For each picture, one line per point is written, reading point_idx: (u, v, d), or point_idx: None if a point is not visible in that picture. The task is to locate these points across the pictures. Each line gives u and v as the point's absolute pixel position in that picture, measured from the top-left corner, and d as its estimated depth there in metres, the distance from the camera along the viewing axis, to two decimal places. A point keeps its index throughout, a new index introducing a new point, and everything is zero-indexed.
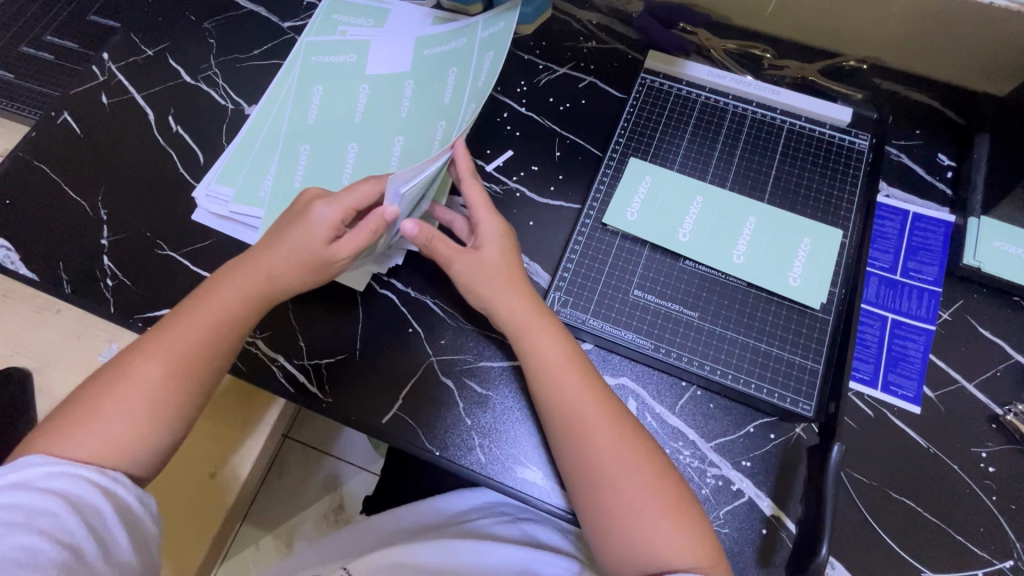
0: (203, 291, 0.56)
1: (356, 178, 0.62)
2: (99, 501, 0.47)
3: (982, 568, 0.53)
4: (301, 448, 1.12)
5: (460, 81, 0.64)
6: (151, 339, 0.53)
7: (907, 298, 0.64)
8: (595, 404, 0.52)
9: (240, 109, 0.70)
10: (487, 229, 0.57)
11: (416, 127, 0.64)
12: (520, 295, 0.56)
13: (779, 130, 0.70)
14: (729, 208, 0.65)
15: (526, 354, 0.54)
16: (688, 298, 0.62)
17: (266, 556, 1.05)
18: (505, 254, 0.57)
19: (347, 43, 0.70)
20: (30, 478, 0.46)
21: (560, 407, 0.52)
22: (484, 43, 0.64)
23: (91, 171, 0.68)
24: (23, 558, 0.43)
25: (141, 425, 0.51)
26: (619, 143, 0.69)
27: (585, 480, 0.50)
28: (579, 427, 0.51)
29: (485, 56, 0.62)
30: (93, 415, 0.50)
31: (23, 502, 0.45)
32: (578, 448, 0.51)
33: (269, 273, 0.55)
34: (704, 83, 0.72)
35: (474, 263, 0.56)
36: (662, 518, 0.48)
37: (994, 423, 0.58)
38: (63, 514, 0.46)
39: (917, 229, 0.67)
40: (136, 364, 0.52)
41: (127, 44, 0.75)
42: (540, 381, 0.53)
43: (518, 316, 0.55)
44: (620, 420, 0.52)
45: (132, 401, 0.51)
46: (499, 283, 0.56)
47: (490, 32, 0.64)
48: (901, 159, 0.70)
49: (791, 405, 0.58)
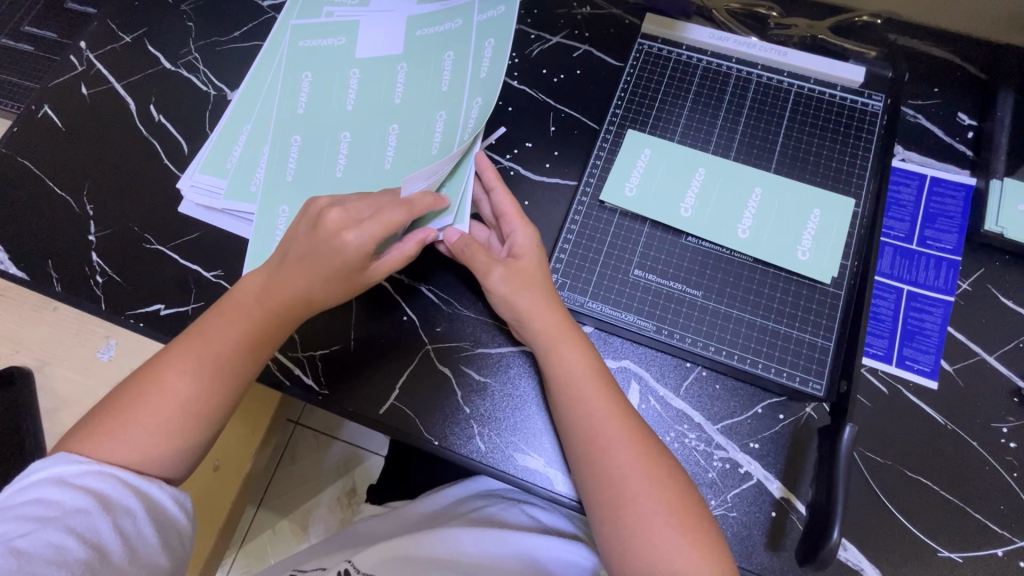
0: (225, 304, 0.54)
1: (351, 170, 0.59)
2: (129, 500, 0.47)
3: (1002, 546, 0.51)
4: (312, 434, 1.13)
5: (456, 66, 0.61)
6: (173, 353, 0.52)
7: (923, 268, 0.60)
8: (622, 422, 0.50)
9: (222, 95, 0.68)
10: (523, 239, 0.56)
11: (408, 114, 0.60)
12: (545, 305, 0.54)
13: (787, 94, 0.66)
14: (738, 183, 0.62)
15: (548, 365, 0.53)
16: (690, 277, 0.59)
17: (283, 540, 1.06)
18: (541, 265, 0.56)
19: (335, 24, 0.66)
20: (64, 475, 0.46)
21: (582, 419, 0.50)
22: (483, 29, 0.61)
23: (75, 166, 0.66)
24: (51, 556, 0.43)
25: (171, 433, 0.50)
26: (616, 115, 0.66)
27: (601, 491, 0.49)
28: (600, 442, 0.49)
29: (483, 43, 0.60)
30: (122, 422, 0.49)
31: (55, 499, 0.45)
32: (598, 462, 0.49)
33: (291, 289, 0.52)
34: (706, 46, 0.68)
35: (504, 270, 0.54)
36: (681, 537, 0.46)
37: (1016, 397, 0.56)
38: (94, 513, 0.45)
39: (934, 194, 0.63)
40: (162, 379, 0.50)
41: (104, 31, 0.72)
42: (562, 393, 0.52)
43: (546, 326, 0.53)
44: (644, 438, 0.50)
45: (155, 415, 0.49)
46: (514, 287, 0.54)
47: (487, 16, 0.61)
48: (917, 119, 0.66)
49: (801, 384, 0.55)
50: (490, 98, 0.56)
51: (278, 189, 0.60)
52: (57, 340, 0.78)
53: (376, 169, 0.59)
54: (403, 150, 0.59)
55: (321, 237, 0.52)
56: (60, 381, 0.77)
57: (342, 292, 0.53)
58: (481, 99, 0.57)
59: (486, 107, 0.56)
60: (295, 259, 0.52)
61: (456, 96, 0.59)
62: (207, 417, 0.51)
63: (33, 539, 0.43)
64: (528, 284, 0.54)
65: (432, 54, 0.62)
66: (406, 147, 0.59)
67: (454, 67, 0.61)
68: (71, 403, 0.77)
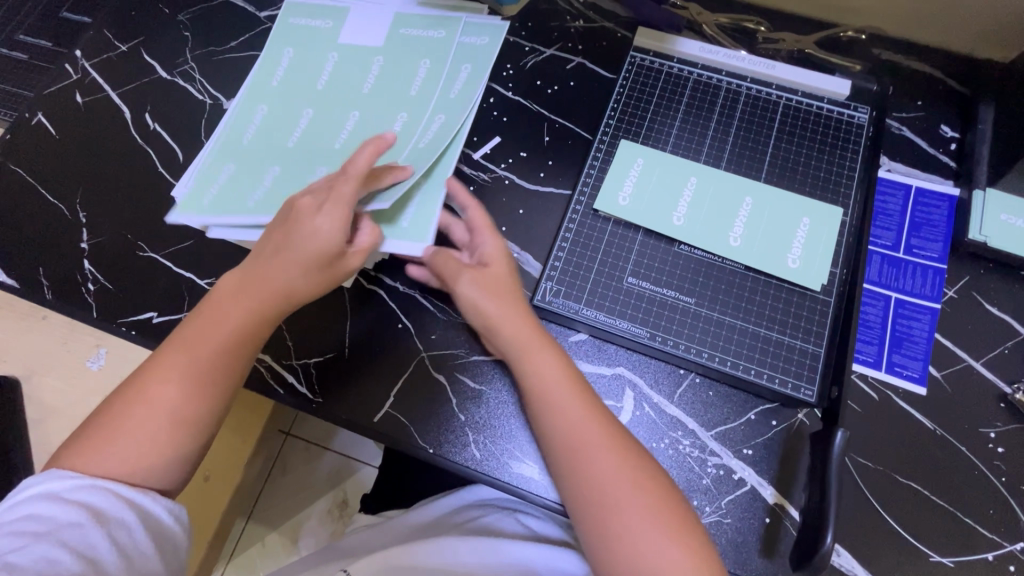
0: (202, 310, 0.53)
1: (302, 144, 0.61)
2: (123, 512, 0.46)
3: (992, 550, 0.52)
4: (302, 445, 1.12)
5: (429, 77, 0.63)
6: (157, 362, 0.51)
7: (910, 276, 0.62)
8: (601, 427, 0.50)
9: (218, 104, 0.68)
10: (492, 247, 0.56)
11: (373, 105, 0.63)
12: (515, 307, 0.54)
13: (775, 106, 0.67)
14: (728, 192, 0.63)
15: (526, 376, 0.53)
16: (684, 284, 0.60)
17: (273, 554, 1.05)
18: (510, 272, 0.56)
19: (326, 8, 0.68)
20: (57, 490, 0.46)
21: (562, 428, 0.50)
22: (462, 52, 0.64)
23: (68, 173, 0.66)
24: (44, 570, 0.42)
25: (162, 442, 0.49)
26: (610, 124, 0.67)
27: (584, 500, 0.49)
28: (581, 448, 0.50)
29: (460, 67, 0.63)
30: (112, 434, 0.48)
31: (49, 514, 0.45)
32: (579, 469, 0.49)
33: (274, 287, 0.52)
34: (697, 59, 0.69)
35: (474, 276, 0.55)
36: (670, 541, 0.46)
37: (1002, 402, 0.57)
38: (87, 525, 0.45)
39: (919, 204, 0.64)
40: (147, 390, 0.49)
41: (100, 40, 0.73)
42: (542, 402, 0.52)
43: (521, 334, 0.53)
44: (623, 442, 0.50)
45: (144, 428, 0.49)
46: (484, 293, 0.55)
47: (469, 42, 0.65)
48: (902, 131, 0.67)
49: (793, 391, 0.56)
50: (455, 117, 0.60)
51: (232, 147, 0.62)
52: (44, 350, 0.77)
53: (325, 146, 0.61)
54: (355, 137, 0.61)
55: (293, 227, 0.52)
56: (46, 392, 0.76)
57: (323, 284, 0.53)
58: (445, 116, 0.61)
59: (450, 123, 0.60)
60: (274, 254, 0.53)
61: (423, 103, 0.62)
62: (199, 424, 0.50)
63: (26, 554, 0.42)
64: (499, 292, 0.55)
65: (410, 58, 0.65)
66: (360, 136, 0.61)
67: (427, 78, 0.63)
68: (59, 413, 0.76)
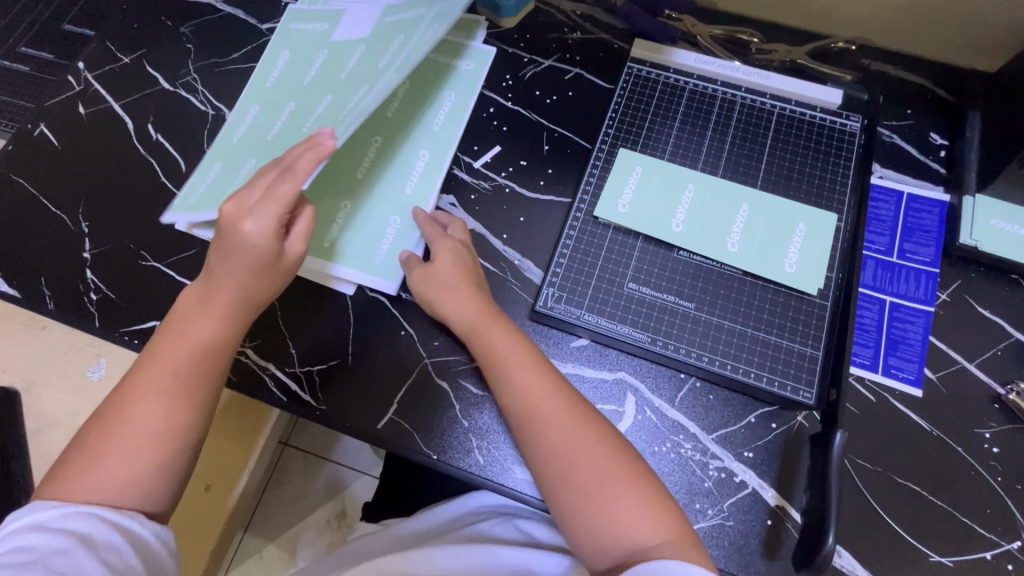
0: (167, 329, 0.54)
1: (277, 134, 0.60)
2: (111, 535, 0.45)
3: (990, 550, 0.53)
4: (300, 455, 1.11)
5: (396, 48, 0.58)
6: (133, 383, 0.51)
7: (904, 280, 0.63)
8: (562, 395, 0.51)
9: (221, 114, 0.69)
10: (440, 246, 0.59)
11: (342, 86, 0.58)
12: (468, 294, 0.56)
13: (769, 115, 0.69)
14: (722, 197, 0.64)
15: (479, 350, 0.55)
16: (682, 289, 0.61)
17: (270, 566, 1.04)
18: (458, 264, 0.58)
19: (326, 13, 0.70)
20: (43, 521, 0.45)
21: (515, 395, 0.52)
22: (433, 18, 0.58)
23: (71, 183, 0.66)
24: None
25: (150, 458, 0.49)
26: (608, 133, 0.68)
27: (542, 463, 0.49)
28: (533, 411, 0.51)
29: (427, 32, 0.57)
30: (99, 454, 0.48)
31: (33, 544, 0.43)
32: (531, 434, 0.50)
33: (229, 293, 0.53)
34: (692, 70, 0.71)
35: (420, 273, 0.58)
36: (627, 495, 0.47)
37: (996, 403, 0.58)
38: (74, 550, 0.43)
39: (911, 210, 0.66)
40: (127, 411, 0.49)
41: (103, 51, 0.73)
42: (493, 373, 0.53)
43: (465, 312, 0.56)
44: (575, 405, 0.51)
45: (131, 446, 0.48)
46: (430, 282, 0.57)
47: (443, 7, 0.59)
48: (893, 139, 0.69)
49: (791, 393, 0.57)
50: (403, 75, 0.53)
51: (224, 146, 0.63)
52: (43, 361, 0.77)
53: (292, 132, 0.58)
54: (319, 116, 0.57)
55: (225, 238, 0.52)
56: (45, 403, 0.76)
57: (274, 283, 0.54)
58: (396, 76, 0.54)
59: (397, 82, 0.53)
60: (218, 262, 0.53)
61: (383, 71, 0.56)
62: None
63: None
64: (443, 279, 0.57)
65: (384, 39, 0.61)
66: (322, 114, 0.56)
67: (395, 49, 0.58)
68: (58, 423, 0.76)
